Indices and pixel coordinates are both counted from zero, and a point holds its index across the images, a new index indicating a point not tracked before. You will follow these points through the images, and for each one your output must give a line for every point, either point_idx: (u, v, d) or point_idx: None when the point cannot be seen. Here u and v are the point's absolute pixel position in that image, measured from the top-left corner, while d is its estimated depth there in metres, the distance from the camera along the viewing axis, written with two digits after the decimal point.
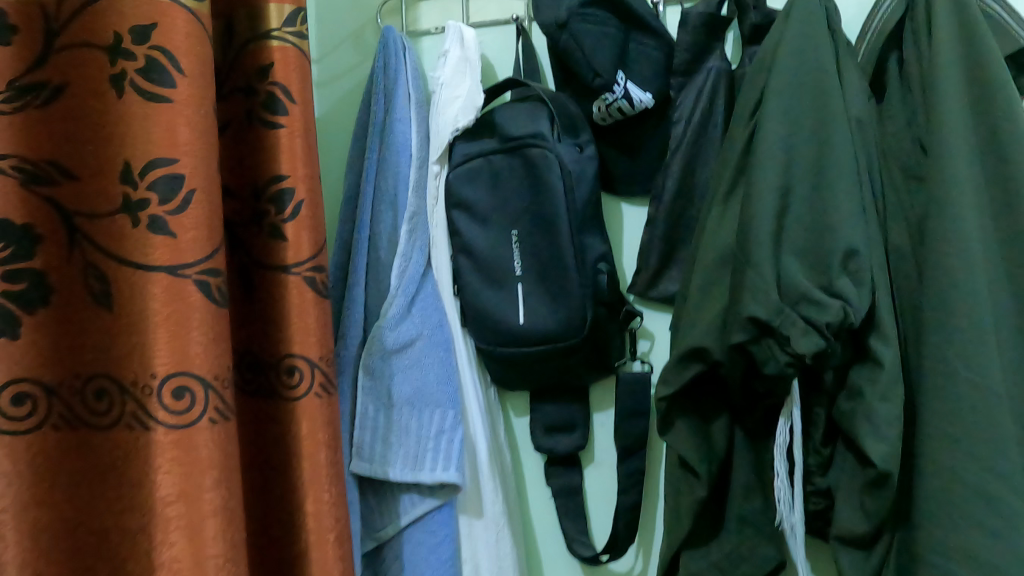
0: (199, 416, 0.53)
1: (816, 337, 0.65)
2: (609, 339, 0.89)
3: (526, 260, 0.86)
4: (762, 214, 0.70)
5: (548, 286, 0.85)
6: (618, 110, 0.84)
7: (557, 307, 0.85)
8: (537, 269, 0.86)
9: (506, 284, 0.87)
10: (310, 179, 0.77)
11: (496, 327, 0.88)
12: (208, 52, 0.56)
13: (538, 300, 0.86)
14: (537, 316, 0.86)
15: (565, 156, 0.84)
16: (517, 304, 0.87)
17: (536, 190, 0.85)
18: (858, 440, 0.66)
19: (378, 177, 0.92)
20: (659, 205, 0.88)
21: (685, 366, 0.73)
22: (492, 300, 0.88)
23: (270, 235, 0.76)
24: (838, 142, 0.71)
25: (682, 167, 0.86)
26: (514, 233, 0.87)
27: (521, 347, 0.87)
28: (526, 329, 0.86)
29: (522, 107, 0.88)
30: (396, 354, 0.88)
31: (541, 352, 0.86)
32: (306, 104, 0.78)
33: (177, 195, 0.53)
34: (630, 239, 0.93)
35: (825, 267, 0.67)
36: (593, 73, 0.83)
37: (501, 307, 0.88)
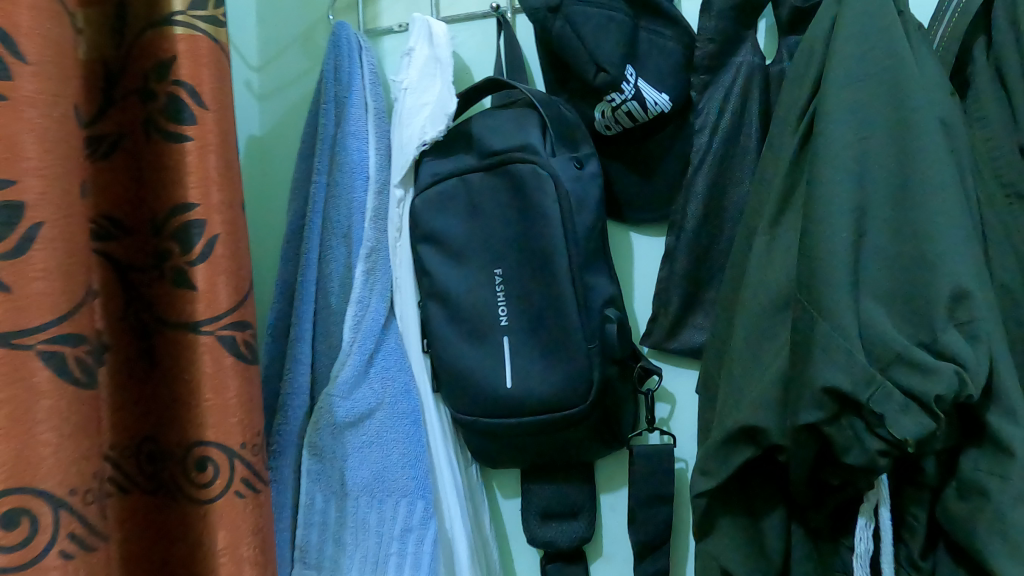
0: (49, 546, 0.41)
1: (921, 416, 0.46)
2: (623, 404, 0.70)
3: (516, 306, 0.67)
4: (836, 246, 0.51)
5: (546, 339, 0.66)
6: (626, 114, 0.66)
7: (559, 367, 0.66)
8: (532, 317, 0.67)
9: (491, 338, 0.68)
10: (226, 208, 0.57)
11: (476, 395, 0.69)
12: (66, 36, 0.44)
13: (531, 357, 0.67)
14: (531, 378, 0.67)
15: (563, 173, 0.65)
16: (506, 363, 0.68)
17: (526, 217, 0.66)
18: (980, 558, 0.48)
19: (326, 208, 0.74)
20: (680, 235, 0.69)
21: (732, 451, 0.54)
22: (471, 358, 0.69)
23: (175, 283, 0.56)
24: (928, 149, 0.53)
25: (708, 186, 0.68)
26: (498, 271, 0.68)
27: (511, 419, 0.68)
28: (516, 394, 0.67)
29: (505, 115, 0.70)
30: (350, 430, 0.69)
31: (534, 424, 0.67)
32: (225, 109, 0.59)
33: (15, 230, 0.40)
34: (642, 278, 0.75)
35: (925, 316, 0.49)
36: (596, 68, 0.65)
37: (482, 366, 0.68)
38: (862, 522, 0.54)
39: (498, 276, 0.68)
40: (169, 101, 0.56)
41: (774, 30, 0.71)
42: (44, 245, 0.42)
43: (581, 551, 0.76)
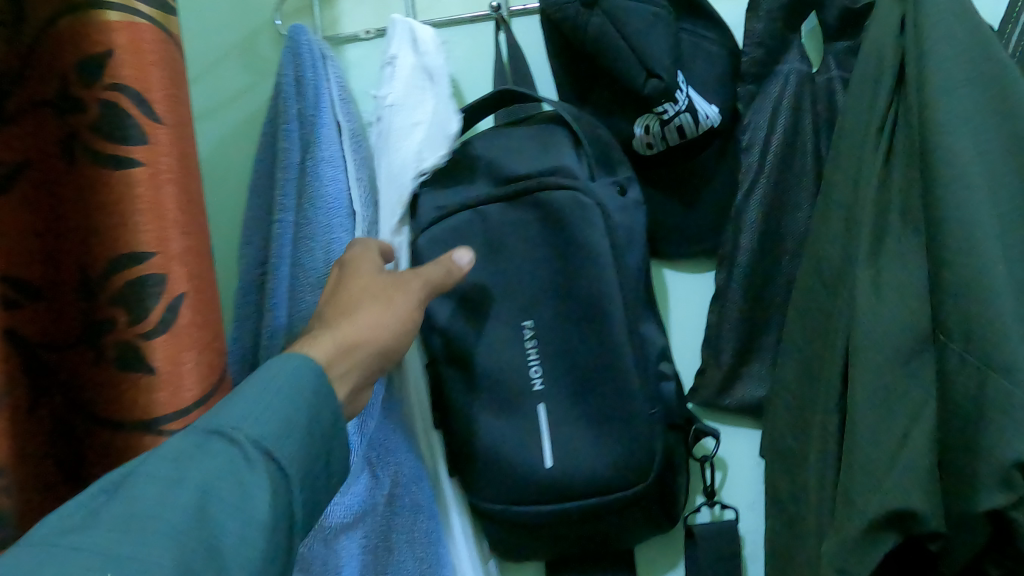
0: None
1: None
2: (681, 472, 0.58)
3: (556, 366, 0.55)
4: (996, 284, 0.42)
5: (597, 407, 0.54)
6: (678, 129, 0.56)
7: (616, 440, 0.53)
8: (578, 380, 0.54)
9: (524, 408, 0.55)
10: (192, 256, 0.42)
11: (505, 483, 0.55)
12: None
13: (580, 428, 0.54)
14: (577, 453, 0.54)
15: (607, 202, 0.54)
16: (541, 437, 0.54)
17: (561, 255, 0.54)
18: None
19: (296, 256, 0.57)
20: (732, 270, 0.59)
21: (873, 539, 0.44)
22: (497, 434, 0.55)
23: (118, 365, 0.39)
24: None
25: (764, 214, 0.58)
26: (528, 323, 0.55)
27: (552, 507, 0.54)
28: (559, 477, 0.54)
29: (523, 133, 0.57)
30: (345, 533, 0.54)
31: (582, 511, 0.54)
32: (180, 125, 0.43)
33: None
34: (681, 326, 0.64)
35: None
36: (646, 73, 0.55)
37: (511, 444, 0.55)
38: None
39: (529, 329, 0.55)
40: (106, 112, 0.39)
41: (819, 34, 0.62)
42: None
43: None
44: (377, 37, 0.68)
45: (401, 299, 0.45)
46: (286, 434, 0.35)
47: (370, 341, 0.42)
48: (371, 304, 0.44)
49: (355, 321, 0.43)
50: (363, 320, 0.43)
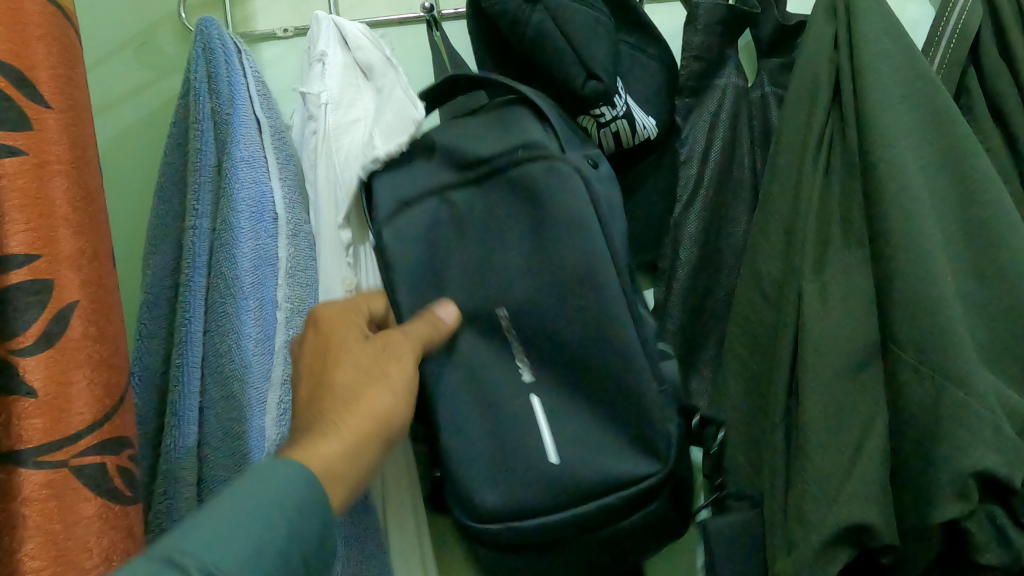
0: None
1: None
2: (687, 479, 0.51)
3: (547, 368, 0.49)
4: (947, 294, 0.42)
5: (595, 413, 0.48)
6: (614, 134, 0.55)
7: (619, 447, 0.47)
8: (574, 373, 0.48)
9: (508, 414, 0.48)
10: (87, 261, 0.36)
11: (473, 489, 0.47)
12: None
13: (579, 421, 0.48)
14: (560, 453, 0.47)
15: (585, 169, 0.48)
16: (529, 429, 0.47)
17: (539, 230, 0.48)
18: None
19: (211, 262, 0.51)
20: (671, 285, 0.57)
21: (829, 557, 0.42)
22: (466, 434, 0.48)
23: None
24: (993, 180, 0.46)
25: (704, 228, 0.57)
26: (504, 309, 0.49)
27: (516, 524, 0.46)
28: (527, 477, 0.46)
29: (482, 122, 0.52)
30: None
31: (557, 526, 0.46)
32: (73, 108, 0.37)
33: None
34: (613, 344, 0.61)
35: None
36: (587, 73, 0.53)
37: (475, 448, 0.47)
38: None
39: (505, 318, 0.49)
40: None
41: (753, 50, 0.62)
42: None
43: None
44: (297, 36, 0.63)
45: (398, 382, 0.41)
46: (251, 565, 0.28)
47: (376, 424, 0.39)
48: (364, 395, 0.39)
49: (356, 411, 0.38)
50: (352, 416, 0.38)
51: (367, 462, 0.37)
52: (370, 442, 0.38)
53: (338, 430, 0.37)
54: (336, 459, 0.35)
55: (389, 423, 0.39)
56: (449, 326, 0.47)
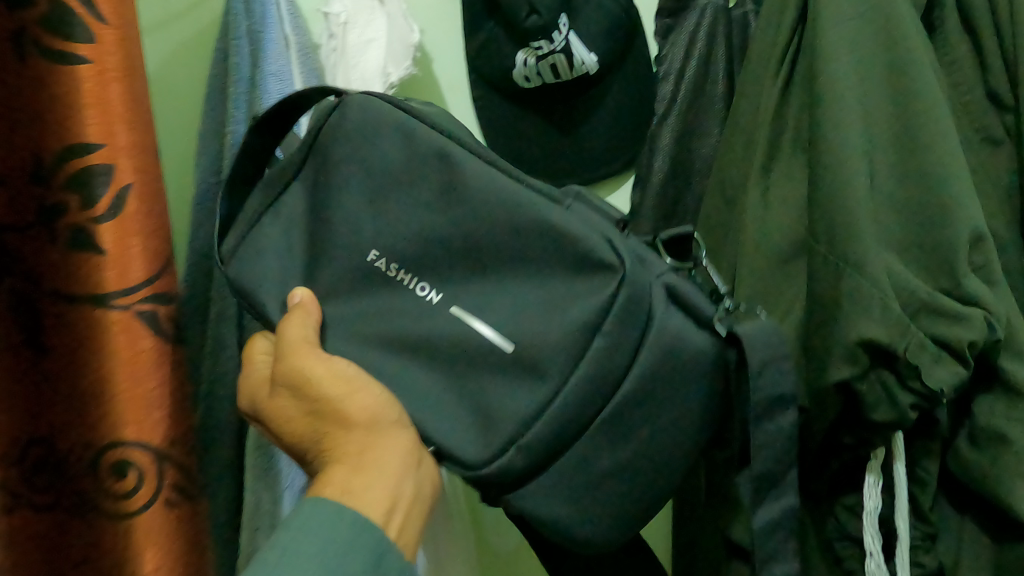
0: None
1: (955, 366, 0.45)
2: (659, 336, 0.42)
3: (399, 265, 0.47)
4: (856, 196, 0.47)
5: (507, 246, 0.45)
6: (551, 67, 0.61)
7: (552, 259, 0.44)
8: (434, 187, 0.46)
9: (441, 257, 0.46)
10: (138, 151, 0.46)
11: (432, 430, 0.44)
12: None
13: (515, 295, 0.45)
14: (388, 351, 0.47)
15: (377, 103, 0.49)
16: (439, 343, 0.45)
17: (351, 161, 0.48)
18: (1006, 502, 0.47)
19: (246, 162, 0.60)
20: (645, 189, 0.64)
21: None
22: (416, 389, 0.45)
23: None
24: (929, 91, 0.50)
25: (676, 138, 0.63)
26: (374, 252, 0.47)
27: (524, 440, 0.42)
28: (475, 365, 0.44)
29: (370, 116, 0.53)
30: None
31: (551, 440, 0.42)
32: (124, 28, 0.46)
33: None
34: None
35: (944, 260, 0.47)
36: (527, 10, 0.60)
37: (422, 386, 0.46)
38: (870, 479, 0.52)
39: (377, 259, 0.47)
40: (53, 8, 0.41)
41: None
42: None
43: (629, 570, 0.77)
44: None
45: (336, 393, 0.44)
46: None
47: (324, 388, 0.44)
48: (302, 386, 0.45)
49: (330, 407, 0.44)
50: (355, 447, 0.44)
51: (390, 468, 0.42)
52: (370, 433, 0.43)
53: (326, 479, 0.42)
54: (361, 491, 0.41)
55: (356, 384, 0.45)
56: (312, 306, 0.48)
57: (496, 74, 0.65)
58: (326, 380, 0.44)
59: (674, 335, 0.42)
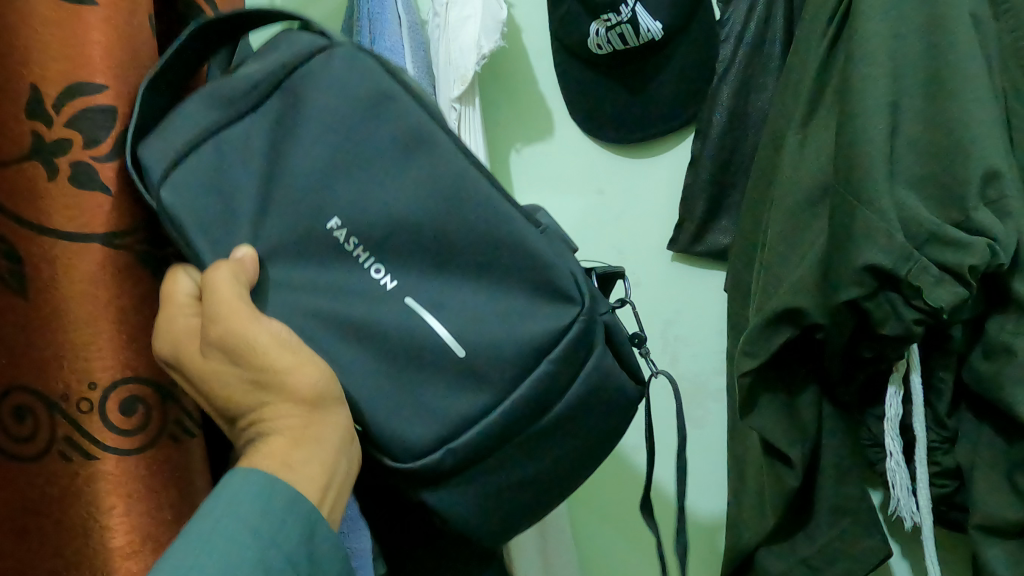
0: (159, 435, 0.48)
1: (955, 286, 0.52)
2: (599, 362, 0.43)
3: (358, 241, 0.42)
4: (876, 141, 0.55)
5: (475, 241, 0.42)
6: (620, 36, 0.71)
7: (523, 271, 0.42)
8: (397, 154, 0.43)
9: (396, 240, 0.42)
10: None
11: (379, 426, 0.40)
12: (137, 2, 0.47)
13: (464, 296, 0.42)
14: (332, 337, 0.41)
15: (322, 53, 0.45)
16: (397, 339, 0.41)
17: (322, 120, 0.43)
18: (1011, 407, 0.54)
19: None
20: (705, 141, 0.72)
21: (774, 331, 0.59)
22: (356, 368, 0.41)
23: None
24: (957, 44, 0.55)
25: (734, 93, 0.70)
26: (335, 221, 0.42)
27: (458, 444, 0.40)
28: (416, 366, 0.41)
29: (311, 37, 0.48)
30: None
31: (482, 446, 0.40)
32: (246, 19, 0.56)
33: (105, 135, 0.45)
34: (603, 193, 0.80)
35: (959, 196, 0.54)
36: None
37: (360, 372, 0.41)
38: (891, 390, 0.59)
39: (336, 229, 0.42)
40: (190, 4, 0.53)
41: None
42: (105, 168, 0.45)
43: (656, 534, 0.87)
44: None
45: (283, 365, 0.38)
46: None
47: (264, 355, 0.38)
48: (235, 350, 0.38)
49: (270, 375, 0.38)
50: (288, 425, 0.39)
51: (329, 446, 0.39)
52: (309, 411, 0.38)
53: (263, 450, 0.38)
54: (296, 472, 0.37)
55: (302, 356, 0.39)
56: (252, 262, 0.41)
57: (575, 42, 0.74)
58: (265, 348, 0.38)
59: (607, 370, 0.43)
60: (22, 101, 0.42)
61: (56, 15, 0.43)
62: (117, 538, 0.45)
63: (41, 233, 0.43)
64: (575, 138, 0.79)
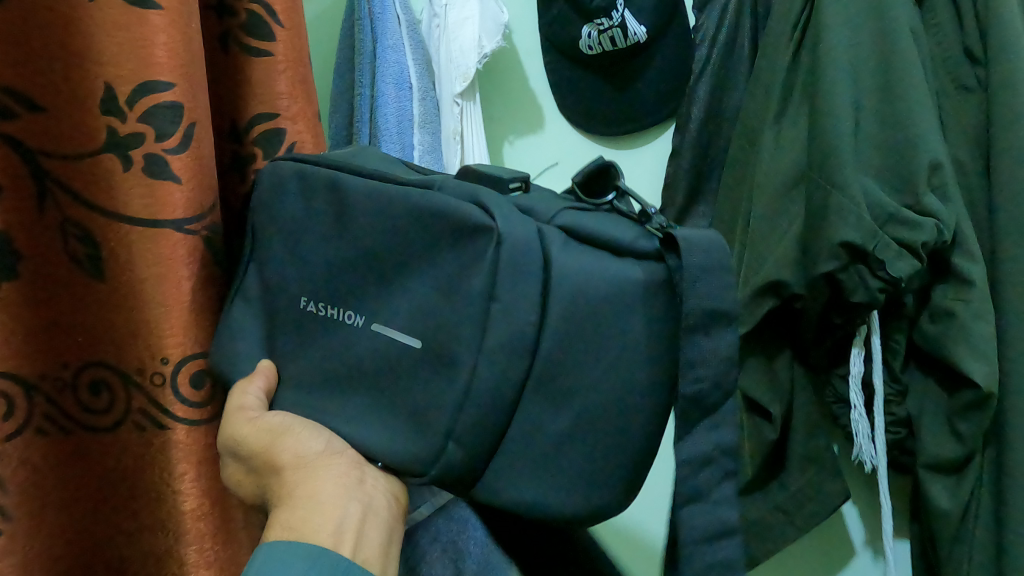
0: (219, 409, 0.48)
1: (911, 259, 0.61)
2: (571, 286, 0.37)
3: (326, 300, 0.45)
4: (842, 136, 0.64)
5: (416, 245, 0.41)
6: (610, 39, 0.78)
7: (431, 233, 0.41)
8: (328, 220, 0.45)
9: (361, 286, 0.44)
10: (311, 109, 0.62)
11: (377, 449, 0.41)
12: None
13: (419, 297, 0.41)
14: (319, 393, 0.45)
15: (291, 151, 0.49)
16: (364, 363, 0.43)
17: (284, 216, 0.47)
18: (953, 360, 0.64)
19: (372, 117, 0.77)
20: (685, 135, 0.80)
21: (758, 301, 0.68)
22: (351, 415, 0.43)
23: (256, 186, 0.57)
24: (906, 52, 0.64)
25: (710, 93, 0.78)
26: (304, 298, 0.46)
27: (456, 432, 0.38)
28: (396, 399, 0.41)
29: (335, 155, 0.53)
30: None
31: (490, 430, 0.38)
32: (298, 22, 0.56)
33: (177, 128, 0.43)
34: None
35: (911, 183, 0.63)
36: None
37: (350, 419, 0.43)
38: (856, 351, 0.69)
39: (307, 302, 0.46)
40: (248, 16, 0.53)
41: None
42: (178, 160, 0.43)
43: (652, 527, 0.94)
44: None
45: (267, 446, 0.42)
46: None
47: (250, 450, 0.42)
48: (243, 454, 0.43)
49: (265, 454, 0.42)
50: (292, 487, 0.40)
51: (328, 495, 0.39)
52: (307, 469, 0.41)
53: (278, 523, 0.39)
54: (305, 524, 0.38)
55: (281, 431, 0.43)
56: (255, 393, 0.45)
57: (564, 44, 0.81)
58: (257, 446, 0.42)
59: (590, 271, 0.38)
60: (96, 96, 0.41)
61: (124, 17, 0.40)
62: (187, 501, 0.46)
63: (115, 223, 0.42)
64: (564, 132, 0.87)
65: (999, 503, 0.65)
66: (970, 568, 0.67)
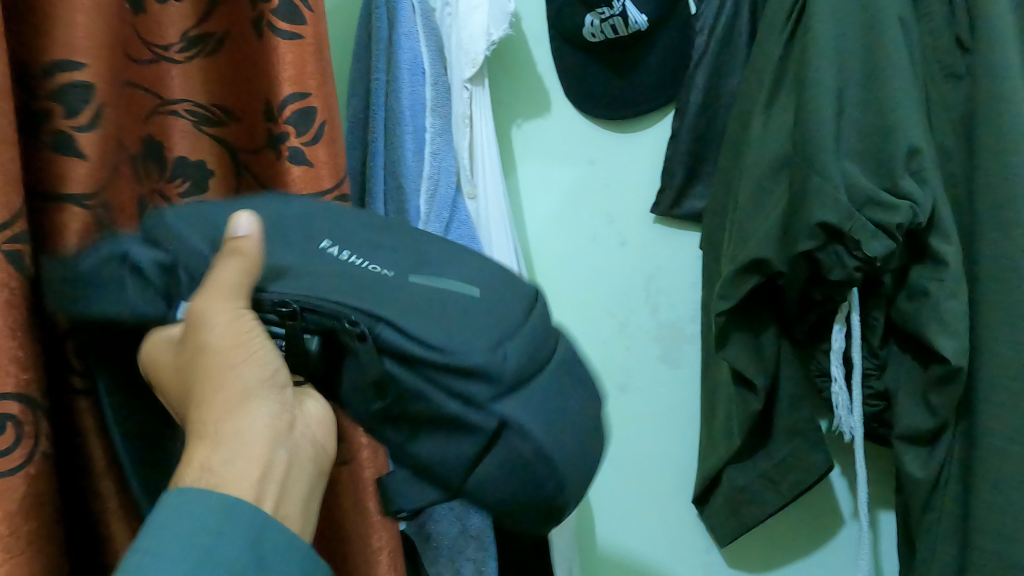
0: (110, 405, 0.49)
1: (886, 240, 0.65)
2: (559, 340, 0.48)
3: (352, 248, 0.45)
4: (823, 123, 0.67)
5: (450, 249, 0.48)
6: (612, 27, 0.82)
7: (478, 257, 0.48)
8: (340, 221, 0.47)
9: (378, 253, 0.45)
10: None
11: (455, 342, 0.40)
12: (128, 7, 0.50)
13: (461, 268, 0.45)
14: (351, 291, 0.41)
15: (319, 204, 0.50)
16: (406, 297, 0.42)
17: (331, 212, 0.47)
18: (926, 336, 0.68)
19: (387, 101, 0.82)
20: (683, 119, 0.83)
21: (742, 279, 0.72)
22: (414, 319, 0.41)
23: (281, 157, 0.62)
24: (891, 42, 0.67)
25: (707, 79, 0.82)
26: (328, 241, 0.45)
27: (511, 345, 0.41)
28: (474, 317, 0.42)
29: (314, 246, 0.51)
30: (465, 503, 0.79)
31: (527, 361, 0.42)
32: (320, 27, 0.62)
33: (87, 106, 0.46)
34: (594, 163, 0.91)
35: (889, 166, 0.67)
36: None
37: (424, 324, 0.40)
38: (836, 326, 0.74)
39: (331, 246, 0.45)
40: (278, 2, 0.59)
41: None
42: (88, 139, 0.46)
43: (662, 496, 0.98)
44: None
45: (229, 350, 0.39)
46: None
47: (217, 342, 0.39)
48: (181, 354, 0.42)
49: (208, 352, 0.39)
50: (217, 413, 0.38)
51: (257, 436, 0.38)
52: (237, 405, 0.39)
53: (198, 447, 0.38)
54: (224, 470, 0.37)
55: (249, 340, 0.40)
56: (255, 240, 0.41)
57: (569, 31, 0.85)
58: (219, 333, 0.39)
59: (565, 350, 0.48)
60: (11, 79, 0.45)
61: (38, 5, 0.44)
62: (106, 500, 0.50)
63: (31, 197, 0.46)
64: (568, 116, 0.91)
65: (970, 471, 0.69)
66: (940, 531, 0.72)
